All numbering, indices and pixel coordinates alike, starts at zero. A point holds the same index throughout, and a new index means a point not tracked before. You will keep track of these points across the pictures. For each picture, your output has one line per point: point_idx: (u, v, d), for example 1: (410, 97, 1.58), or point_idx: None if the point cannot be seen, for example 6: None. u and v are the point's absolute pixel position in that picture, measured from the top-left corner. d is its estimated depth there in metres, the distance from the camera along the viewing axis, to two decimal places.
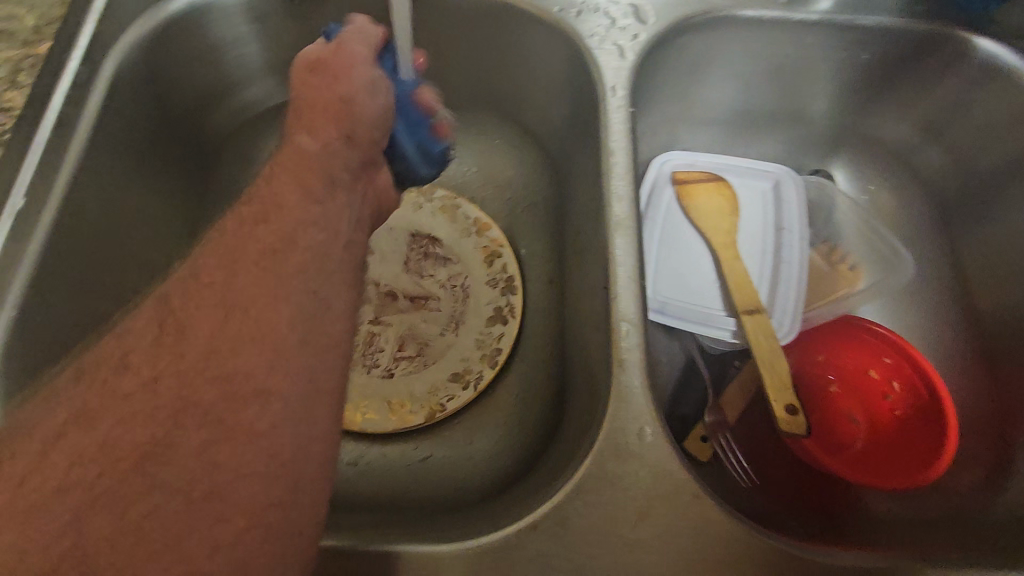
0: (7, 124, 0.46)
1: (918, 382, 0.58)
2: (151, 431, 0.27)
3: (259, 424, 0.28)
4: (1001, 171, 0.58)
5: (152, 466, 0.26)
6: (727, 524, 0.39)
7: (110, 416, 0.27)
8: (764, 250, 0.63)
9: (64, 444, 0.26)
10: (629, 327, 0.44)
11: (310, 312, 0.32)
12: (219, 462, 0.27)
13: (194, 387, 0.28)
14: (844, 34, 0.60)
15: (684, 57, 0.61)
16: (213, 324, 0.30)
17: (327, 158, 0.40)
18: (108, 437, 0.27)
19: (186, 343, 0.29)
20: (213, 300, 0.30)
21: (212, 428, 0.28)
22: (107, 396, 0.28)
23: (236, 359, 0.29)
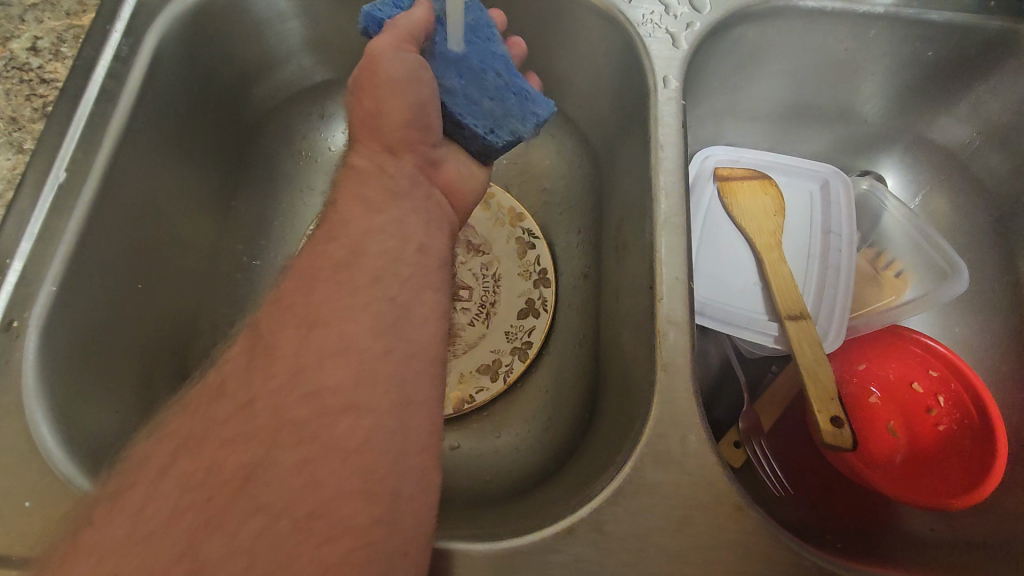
0: (50, 96, 0.46)
1: (965, 399, 0.56)
2: (252, 449, 0.30)
3: (349, 436, 0.31)
4: None
5: (254, 483, 0.29)
6: (771, 539, 0.37)
7: (211, 444, 0.30)
8: (809, 253, 0.60)
9: (174, 470, 0.29)
10: (674, 330, 0.42)
11: (382, 328, 0.36)
12: (316, 475, 0.30)
13: (283, 406, 0.31)
14: (910, 29, 0.57)
15: (736, 47, 0.59)
16: (296, 346, 0.34)
17: (374, 179, 0.44)
18: (213, 460, 0.30)
19: (281, 368, 0.33)
20: (303, 327, 0.35)
21: (307, 445, 0.30)
22: (209, 426, 0.31)
23: (321, 375, 0.33)
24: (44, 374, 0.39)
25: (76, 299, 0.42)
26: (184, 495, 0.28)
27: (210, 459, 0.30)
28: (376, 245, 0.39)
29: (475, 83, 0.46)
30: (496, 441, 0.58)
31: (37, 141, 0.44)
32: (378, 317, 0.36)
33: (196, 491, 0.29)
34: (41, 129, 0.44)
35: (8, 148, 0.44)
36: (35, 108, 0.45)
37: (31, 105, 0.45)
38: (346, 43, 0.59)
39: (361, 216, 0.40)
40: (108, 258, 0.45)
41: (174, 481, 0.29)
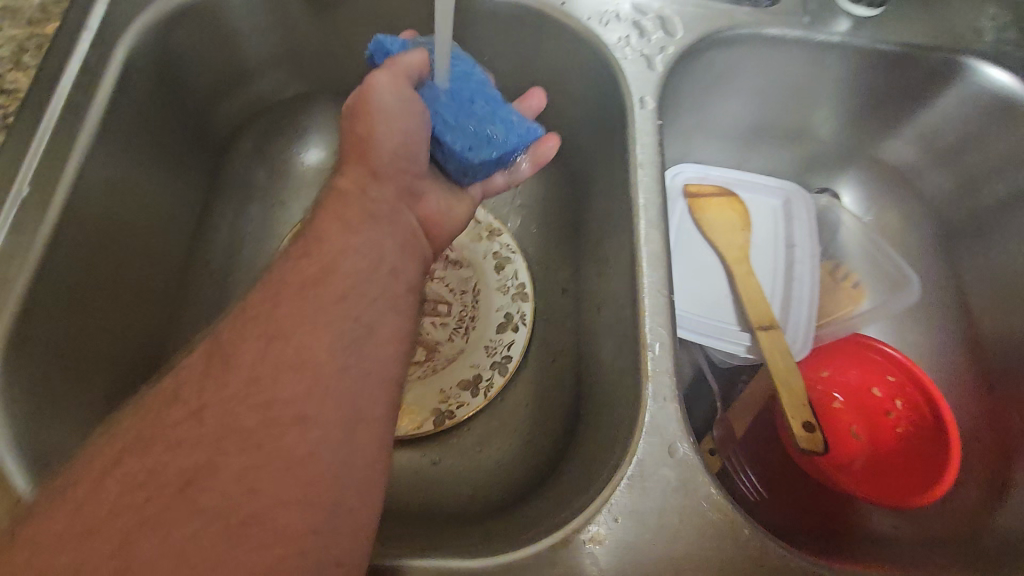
0: (10, 107, 0.43)
1: (921, 402, 0.59)
2: (195, 454, 0.29)
3: (298, 446, 0.30)
4: (1007, 200, 0.59)
5: (193, 487, 0.29)
6: (759, 544, 0.38)
7: (155, 443, 0.30)
8: (776, 266, 0.63)
9: (111, 472, 0.29)
10: (659, 342, 0.43)
11: (345, 342, 0.34)
12: (256, 485, 0.29)
13: (232, 415, 0.31)
14: (862, 56, 0.60)
15: (705, 71, 0.61)
16: (256, 355, 0.33)
17: (356, 193, 0.43)
18: (155, 462, 0.29)
19: (230, 368, 0.32)
20: (258, 332, 0.33)
21: (248, 453, 0.30)
22: (153, 425, 0.31)
23: (273, 387, 0.32)
24: (5, 400, 0.37)
25: (40, 320, 0.40)
26: (123, 494, 0.28)
27: (153, 461, 0.29)
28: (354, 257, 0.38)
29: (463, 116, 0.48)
30: (479, 455, 0.58)
31: None
32: (337, 334, 0.34)
33: (135, 490, 0.28)
34: (1, 141, 0.42)
35: None
36: None
37: None
38: (322, 57, 0.59)
39: (348, 230, 0.40)
40: (74, 275, 0.43)
41: (114, 481, 0.29)
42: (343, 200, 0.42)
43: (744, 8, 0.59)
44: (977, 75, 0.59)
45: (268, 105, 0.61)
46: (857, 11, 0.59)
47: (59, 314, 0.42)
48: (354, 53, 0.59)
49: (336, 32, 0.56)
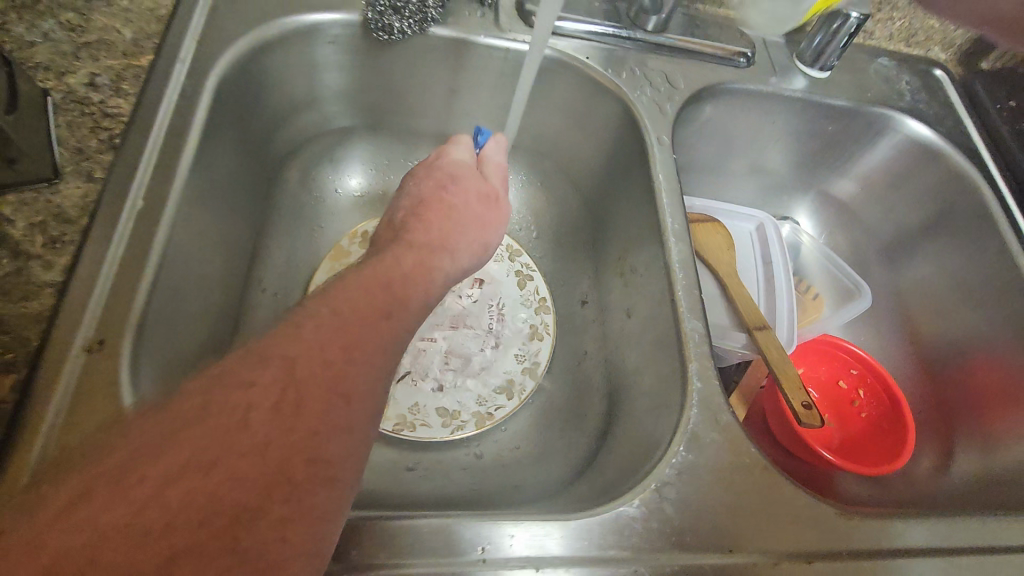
0: (116, 129, 0.47)
1: (880, 390, 0.71)
2: (252, 491, 0.30)
3: (328, 503, 0.32)
4: (931, 224, 0.74)
5: (240, 525, 0.29)
6: (795, 490, 0.46)
7: (217, 467, 0.29)
8: (757, 279, 0.76)
9: (170, 484, 0.28)
10: (696, 333, 0.52)
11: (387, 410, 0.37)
12: (289, 538, 0.30)
13: (289, 462, 0.31)
14: (817, 108, 0.74)
15: (695, 118, 0.73)
16: (321, 404, 0.33)
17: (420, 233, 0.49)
18: (212, 487, 0.29)
19: (303, 411, 0.33)
20: (336, 373, 0.34)
21: (290, 506, 0.30)
22: (219, 445, 0.30)
23: (327, 443, 0.33)
24: (136, 393, 0.39)
25: (152, 322, 0.43)
26: (183, 512, 0.28)
27: (211, 484, 0.29)
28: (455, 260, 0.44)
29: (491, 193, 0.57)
30: (519, 451, 0.64)
31: (108, 170, 0.45)
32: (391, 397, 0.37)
33: (190, 513, 0.28)
34: (111, 160, 0.46)
35: (77, 176, 0.45)
36: (103, 140, 0.46)
37: (98, 136, 0.46)
38: (367, 93, 0.65)
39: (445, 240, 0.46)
40: (173, 281, 0.46)
41: (173, 493, 0.28)
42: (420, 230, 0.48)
43: (727, 67, 0.71)
44: (903, 127, 0.74)
45: (314, 134, 0.67)
46: (811, 72, 0.73)
47: (161, 315, 0.44)
48: (400, 91, 0.66)
49: (386, 73, 0.63)
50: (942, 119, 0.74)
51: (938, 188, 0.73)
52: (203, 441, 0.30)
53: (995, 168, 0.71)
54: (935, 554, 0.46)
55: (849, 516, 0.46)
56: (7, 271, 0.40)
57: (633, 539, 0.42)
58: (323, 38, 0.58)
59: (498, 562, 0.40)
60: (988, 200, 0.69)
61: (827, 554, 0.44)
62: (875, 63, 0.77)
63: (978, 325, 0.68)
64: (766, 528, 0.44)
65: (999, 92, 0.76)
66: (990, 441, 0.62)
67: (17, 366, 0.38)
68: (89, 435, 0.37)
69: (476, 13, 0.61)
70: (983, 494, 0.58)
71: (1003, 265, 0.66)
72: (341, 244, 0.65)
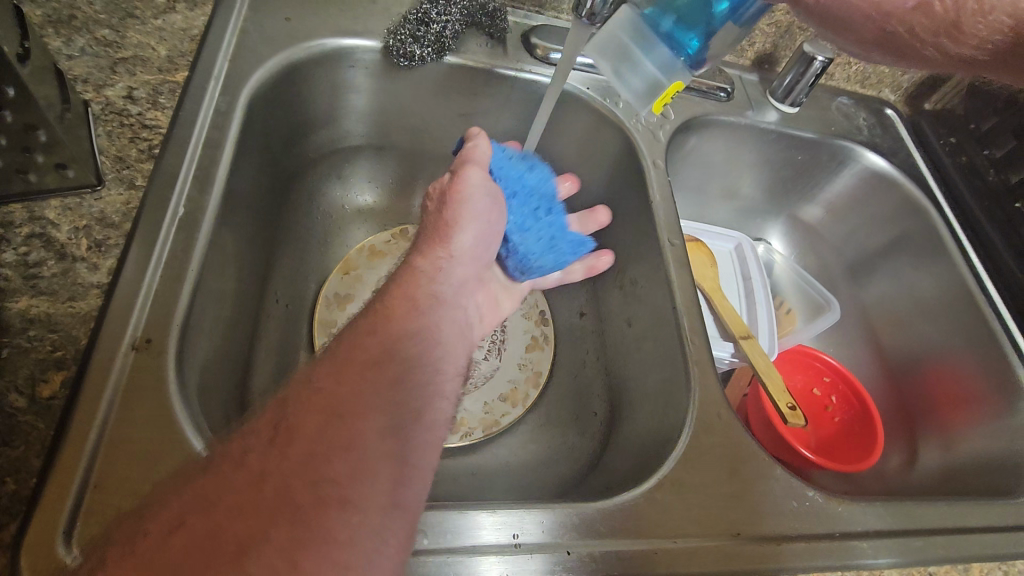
0: (154, 140, 0.49)
1: (851, 395, 0.77)
2: (254, 522, 0.30)
3: (341, 529, 0.31)
4: (889, 246, 0.82)
5: (243, 560, 0.29)
6: (787, 479, 0.51)
7: (219, 504, 0.31)
8: (739, 294, 0.82)
9: (176, 530, 0.29)
10: (693, 338, 0.57)
11: (398, 422, 0.37)
12: (298, 564, 0.29)
13: (287, 487, 0.32)
14: (787, 140, 0.82)
15: (681, 147, 0.80)
16: (317, 428, 0.34)
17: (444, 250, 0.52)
18: (214, 525, 0.30)
19: (293, 438, 0.34)
20: (324, 400, 0.36)
21: (297, 531, 0.30)
22: (217, 486, 0.31)
23: (329, 463, 0.33)
24: (180, 389, 0.41)
25: (192, 324, 0.44)
26: (185, 554, 0.29)
27: (213, 523, 0.30)
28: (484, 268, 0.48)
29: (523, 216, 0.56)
30: (524, 457, 0.65)
31: (148, 179, 0.47)
32: (398, 411, 0.37)
33: (193, 554, 0.29)
34: (151, 169, 0.47)
35: (118, 184, 0.46)
36: (142, 150, 0.48)
37: (137, 146, 0.48)
38: (380, 114, 0.69)
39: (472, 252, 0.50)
40: (208, 286, 0.48)
41: (176, 538, 0.29)
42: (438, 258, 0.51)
43: (709, 101, 0.79)
44: (862, 159, 0.82)
45: (327, 152, 0.70)
46: (782, 107, 0.81)
47: (198, 318, 0.46)
48: (411, 113, 0.70)
49: (400, 96, 0.67)
50: (896, 151, 0.83)
51: (894, 213, 0.82)
52: (204, 484, 0.32)
53: (941, 196, 0.80)
54: (913, 535, 0.51)
55: (835, 502, 0.51)
56: (53, 272, 0.42)
57: (649, 525, 0.46)
58: (355, 64, 0.63)
59: (532, 547, 0.43)
60: (937, 225, 0.77)
61: (820, 536, 0.49)
62: (837, 101, 0.86)
63: (932, 336, 0.75)
64: (765, 514, 0.48)
65: (942, 130, 0.86)
66: (947, 439, 0.69)
67: (67, 363, 0.39)
68: (138, 430, 0.38)
69: (487, 44, 0.66)
70: (959, 484, 0.64)
71: (952, 283, 0.74)
72: (351, 255, 0.70)
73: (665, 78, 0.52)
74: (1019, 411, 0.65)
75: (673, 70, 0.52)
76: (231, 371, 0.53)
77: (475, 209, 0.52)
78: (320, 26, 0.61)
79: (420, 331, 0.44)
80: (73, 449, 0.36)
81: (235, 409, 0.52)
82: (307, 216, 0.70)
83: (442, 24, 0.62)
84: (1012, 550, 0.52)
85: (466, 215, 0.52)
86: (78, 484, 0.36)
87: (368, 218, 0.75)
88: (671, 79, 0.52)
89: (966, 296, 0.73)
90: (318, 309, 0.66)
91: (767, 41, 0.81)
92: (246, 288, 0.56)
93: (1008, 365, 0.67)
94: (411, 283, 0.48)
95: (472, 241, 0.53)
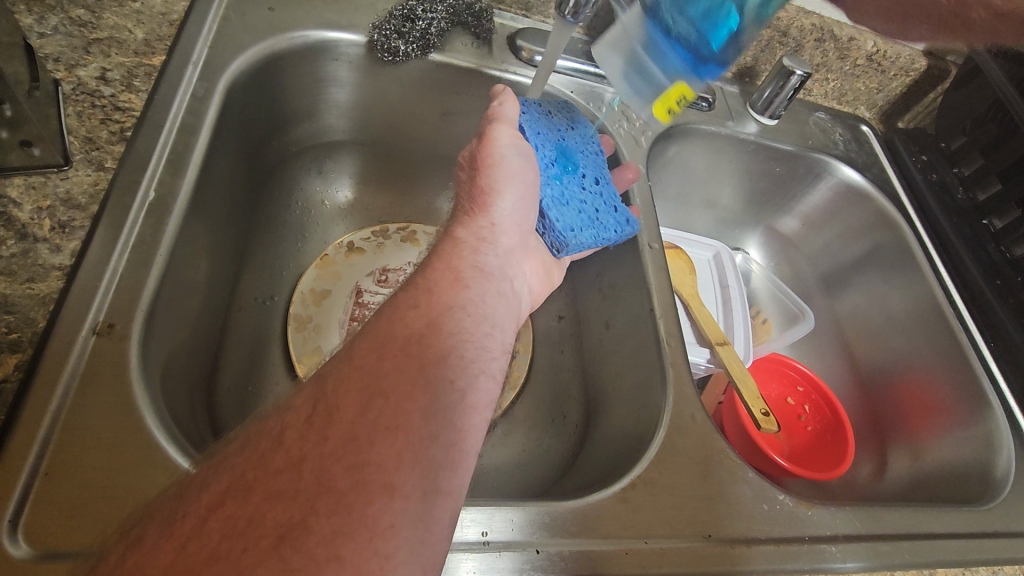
0: (127, 123, 0.48)
1: (824, 404, 0.78)
2: (293, 509, 0.30)
3: (382, 516, 0.32)
4: (862, 259, 0.84)
5: (285, 544, 0.29)
6: (759, 482, 0.51)
7: (256, 491, 0.31)
8: (717, 301, 0.83)
9: (215, 513, 0.30)
10: (669, 340, 0.57)
11: (436, 408, 0.37)
12: (341, 552, 0.30)
13: (329, 473, 0.32)
14: (766, 152, 0.83)
15: (662, 155, 0.81)
16: (359, 411, 0.35)
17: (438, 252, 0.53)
18: (253, 511, 0.30)
19: (332, 420, 0.35)
20: (351, 384, 0.37)
21: (339, 517, 0.31)
22: (256, 466, 0.32)
23: (369, 449, 0.34)
24: (145, 378, 0.39)
25: (160, 311, 0.43)
26: (224, 539, 0.29)
27: (253, 509, 0.30)
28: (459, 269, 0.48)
29: (557, 193, 0.60)
30: (499, 458, 0.64)
31: (119, 161, 0.46)
32: (433, 399, 0.37)
33: (234, 539, 0.29)
34: (122, 151, 0.46)
35: (86, 165, 0.45)
36: (113, 132, 0.47)
37: (108, 128, 0.47)
38: (364, 110, 0.68)
39: (470, 262, 0.51)
40: (177, 273, 0.46)
41: (215, 522, 0.30)
42: (476, 231, 0.54)
43: (691, 110, 0.80)
44: (838, 172, 0.84)
45: (306, 145, 0.69)
46: (762, 119, 0.83)
47: (166, 304, 0.44)
48: (394, 107, 0.69)
49: (382, 92, 0.67)
50: (869, 166, 0.85)
51: (868, 227, 0.83)
52: (236, 468, 0.32)
53: (912, 210, 0.82)
54: (881, 540, 0.51)
55: (805, 506, 0.51)
56: (12, 252, 0.40)
57: (619, 524, 0.45)
58: (337, 57, 0.62)
59: (500, 545, 0.42)
60: (909, 240, 0.79)
61: (790, 539, 0.49)
62: (814, 116, 0.88)
63: (902, 349, 0.77)
64: (736, 517, 0.48)
65: (913, 148, 0.88)
66: (912, 448, 0.71)
67: (22, 346, 0.37)
68: (96, 416, 0.36)
69: (472, 44, 0.66)
70: (928, 491, 0.65)
71: (923, 295, 0.76)
72: (328, 252, 0.69)
73: (668, 80, 0.54)
74: (984, 421, 0.66)
75: (672, 75, 0.53)
76: (200, 362, 0.51)
77: (511, 171, 0.55)
78: (303, 16, 0.61)
79: (431, 317, 0.43)
80: (26, 435, 0.35)
81: (202, 399, 0.50)
82: (284, 210, 0.68)
83: (427, 21, 0.62)
84: (973, 555, 0.53)
85: (502, 177, 0.55)
86: (29, 470, 0.34)
87: (347, 214, 0.74)
88: (674, 83, 0.54)
89: (935, 308, 0.74)
90: (292, 304, 0.64)
91: (748, 55, 0.83)
92: (216, 277, 0.55)
93: (975, 376, 0.69)
94: (440, 271, 0.48)
95: (511, 205, 0.56)
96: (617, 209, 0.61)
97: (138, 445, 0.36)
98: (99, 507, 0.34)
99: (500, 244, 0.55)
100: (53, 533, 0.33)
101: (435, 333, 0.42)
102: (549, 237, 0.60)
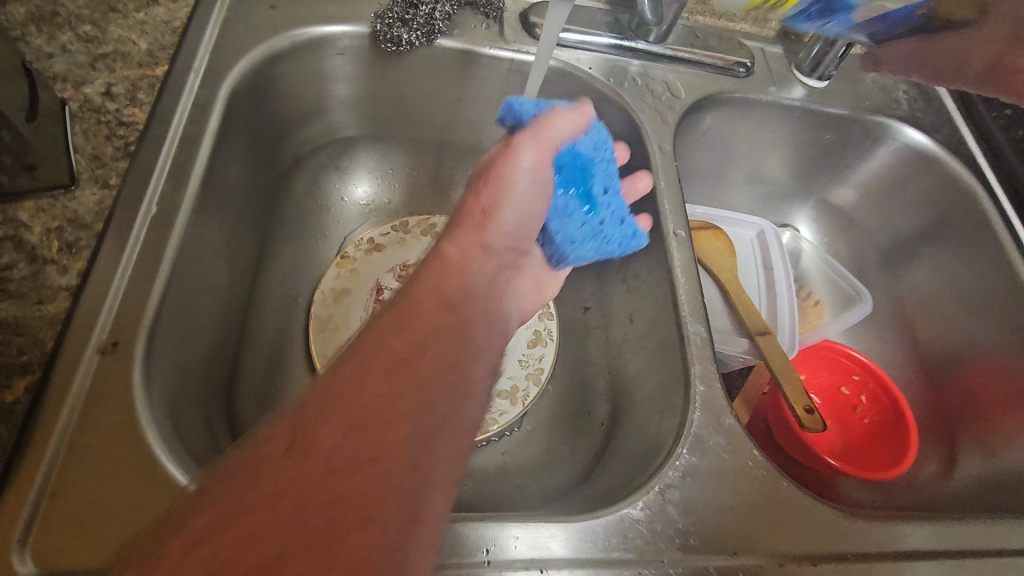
0: (130, 138, 0.48)
1: (882, 395, 0.71)
2: (272, 544, 0.27)
3: (363, 550, 0.28)
4: (930, 231, 0.75)
5: None
6: (796, 494, 0.46)
7: (232, 528, 0.28)
8: (760, 287, 0.76)
9: (188, 556, 0.27)
10: (698, 337, 0.52)
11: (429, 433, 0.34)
12: None
13: (306, 506, 0.29)
14: (814, 117, 0.75)
15: (694, 128, 0.74)
16: (338, 439, 0.31)
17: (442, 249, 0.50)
18: (233, 549, 0.27)
19: (310, 446, 0.31)
20: (334, 404, 0.33)
21: (316, 556, 0.27)
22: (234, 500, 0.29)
23: (346, 479, 0.30)
24: (147, 396, 0.40)
25: (163, 326, 0.43)
26: None
27: (229, 549, 0.27)
28: (461, 271, 0.46)
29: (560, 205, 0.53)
30: (526, 463, 0.63)
31: (123, 177, 0.46)
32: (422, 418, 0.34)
33: None
34: (126, 167, 0.47)
35: (92, 183, 0.46)
36: (118, 147, 0.47)
37: (113, 144, 0.48)
38: (376, 101, 0.67)
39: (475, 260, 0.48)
40: (186, 285, 0.47)
41: (190, 566, 0.27)
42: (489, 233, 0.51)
43: (726, 77, 0.72)
44: (900, 135, 0.75)
45: (321, 144, 0.68)
46: (810, 81, 0.74)
47: (173, 322, 0.45)
48: (406, 97, 0.66)
49: (392, 83, 0.65)
50: (939, 126, 0.75)
51: (936, 195, 0.74)
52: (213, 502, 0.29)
53: (992, 175, 0.72)
54: (941, 558, 0.46)
55: (850, 518, 0.46)
56: (23, 274, 0.41)
57: (637, 542, 0.42)
58: (340, 51, 0.61)
59: (503, 565, 0.40)
60: (987, 209, 0.69)
61: (832, 556, 0.44)
62: (873, 72, 0.78)
63: (979, 332, 0.68)
64: (768, 533, 0.44)
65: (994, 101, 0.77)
66: (987, 448, 0.63)
67: (31, 368, 0.38)
68: (100, 436, 0.37)
69: (482, 25, 0.63)
70: (998, 499, 0.58)
71: (1003, 271, 0.67)
72: (348, 250, 0.68)
73: None
74: None
75: None
76: (217, 369, 0.52)
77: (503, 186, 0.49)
78: (305, 12, 0.59)
79: (452, 319, 0.41)
80: (34, 455, 0.36)
81: (219, 407, 0.51)
82: (302, 210, 0.69)
83: (431, 5, 0.59)
84: None
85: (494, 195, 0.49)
86: (36, 491, 0.35)
87: (367, 213, 0.73)
88: None
89: (1017, 287, 0.65)
90: (314, 304, 0.64)
91: None
92: (236, 284, 0.55)
93: None
94: (457, 270, 0.45)
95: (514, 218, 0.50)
96: (624, 222, 0.53)
97: (139, 459, 0.37)
98: (102, 526, 0.35)
99: (508, 247, 0.52)
100: (61, 550, 0.34)
101: (442, 336, 0.39)
102: (550, 247, 0.56)
